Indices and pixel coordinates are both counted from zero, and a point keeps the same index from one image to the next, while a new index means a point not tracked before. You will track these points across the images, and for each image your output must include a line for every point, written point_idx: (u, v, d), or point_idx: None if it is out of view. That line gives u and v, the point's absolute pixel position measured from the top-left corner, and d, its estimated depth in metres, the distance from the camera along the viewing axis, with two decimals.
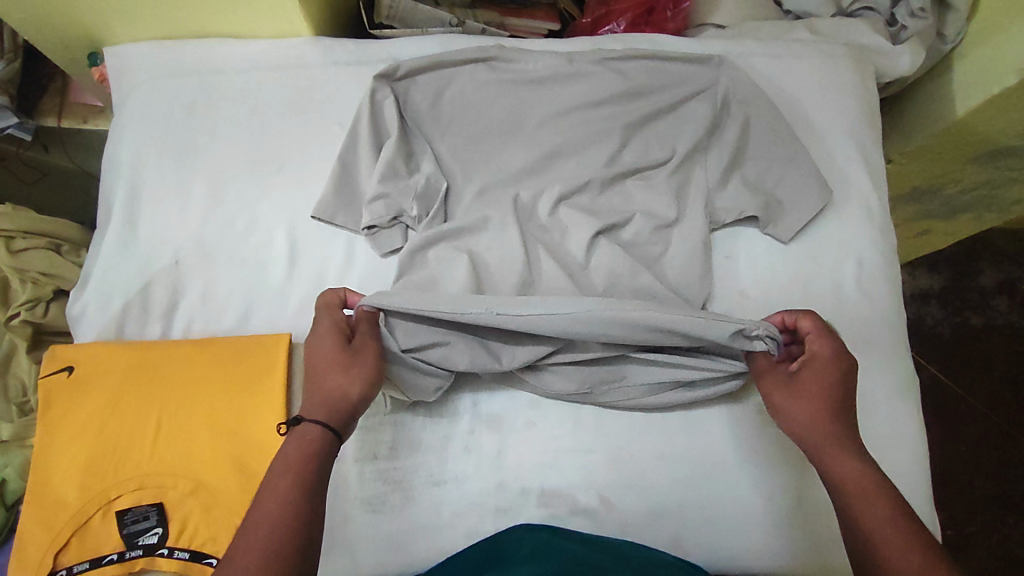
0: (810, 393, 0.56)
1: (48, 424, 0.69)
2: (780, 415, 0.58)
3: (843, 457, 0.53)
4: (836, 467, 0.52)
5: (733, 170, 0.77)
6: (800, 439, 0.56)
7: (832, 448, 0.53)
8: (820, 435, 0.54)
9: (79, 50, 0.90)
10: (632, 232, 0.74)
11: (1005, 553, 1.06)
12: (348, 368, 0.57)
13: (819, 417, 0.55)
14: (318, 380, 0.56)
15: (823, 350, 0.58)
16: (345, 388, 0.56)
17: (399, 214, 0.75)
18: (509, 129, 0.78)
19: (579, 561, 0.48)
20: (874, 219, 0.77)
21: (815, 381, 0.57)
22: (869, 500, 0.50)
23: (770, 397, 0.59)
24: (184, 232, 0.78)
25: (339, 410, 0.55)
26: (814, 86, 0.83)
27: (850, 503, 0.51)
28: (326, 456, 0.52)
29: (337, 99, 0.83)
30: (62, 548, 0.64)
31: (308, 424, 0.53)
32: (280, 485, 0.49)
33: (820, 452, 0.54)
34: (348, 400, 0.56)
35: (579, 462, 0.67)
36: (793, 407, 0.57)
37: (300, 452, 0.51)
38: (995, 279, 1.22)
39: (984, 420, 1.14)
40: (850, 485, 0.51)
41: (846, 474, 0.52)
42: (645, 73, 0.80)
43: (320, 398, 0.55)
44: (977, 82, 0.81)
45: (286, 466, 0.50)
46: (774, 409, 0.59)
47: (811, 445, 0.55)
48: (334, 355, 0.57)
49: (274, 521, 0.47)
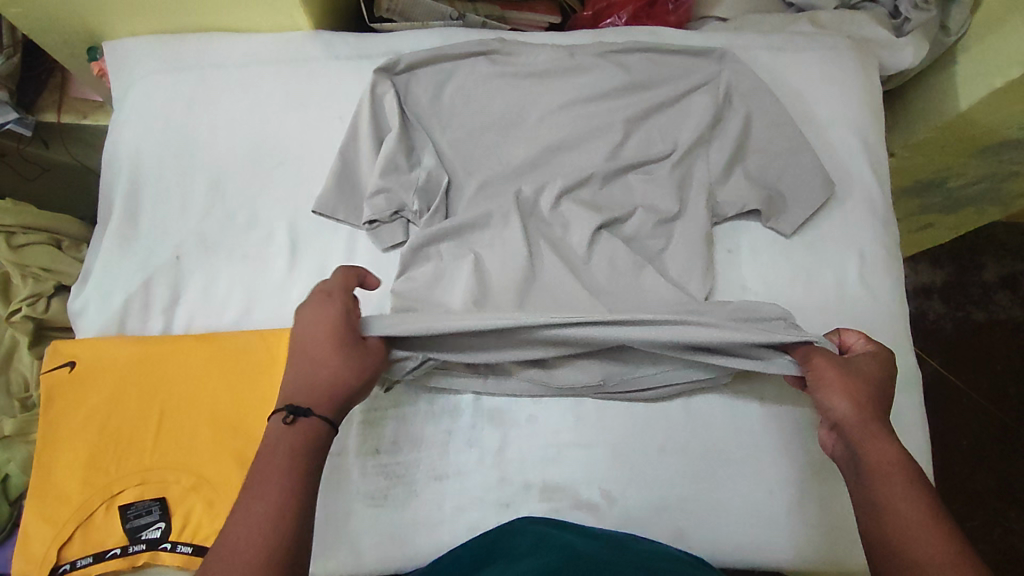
0: (866, 379, 0.55)
1: (52, 419, 0.69)
2: (823, 389, 0.55)
3: (885, 438, 0.51)
4: (878, 447, 0.50)
5: (735, 164, 0.76)
6: (841, 413, 0.53)
7: (878, 430, 0.51)
8: (867, 414, 0.52)
9: (78, 44, 0.90)
10: (633, 227, 0.74)
11: (1006, 547, 1.06)
12: (359, 363, 0.57)
13: (872, 399, 0.54)
14: (331, 371, 0.55)
15: (872, 353, 0.59)
16: (354, 383, 0.56)
17: (400, 209, 0.75)
18: (510, 122, 0.78)
19: (581, 554, 0.47)
20: (877, 213, 0.77)
21: (870, 371, 0.56)
22: (905, 485, 0.48)
23: (817, 372, 0.57)
24: (185, 227, 0.78)
25: (343, 404, 0.55)
26: (816, 79, 0.82)
27: (886, 483, 0.48)
28: (322, 448, 0.52)
29: (338, 92, 0.83)
30: (66, 542, 0.64)
31: (315, 417, 0.53)
32: (272, 482, 0.48)
33: (864, 430, 0.52)
34: (352, 396, 0.56)
35: (581, 456, 0.67)
36: (844, 384, 0.54)
37: (293, 449, 0.50)
38: (997, 273, 1.22)
39: (985, 414, 1.14)
40: (890, 468, 0.49)
41: (889, 453, 0.50)
42: (647, 66, 0.79)
43: (330, 390, 0.55)
44: (980, 75, 0.81)
45: (280, 463, 0.49)
46: (817, 383, 0.56)
47: (854, 421, 0.52)
48: (348, 347, 0.57)
49: (268, 519, 0.46)
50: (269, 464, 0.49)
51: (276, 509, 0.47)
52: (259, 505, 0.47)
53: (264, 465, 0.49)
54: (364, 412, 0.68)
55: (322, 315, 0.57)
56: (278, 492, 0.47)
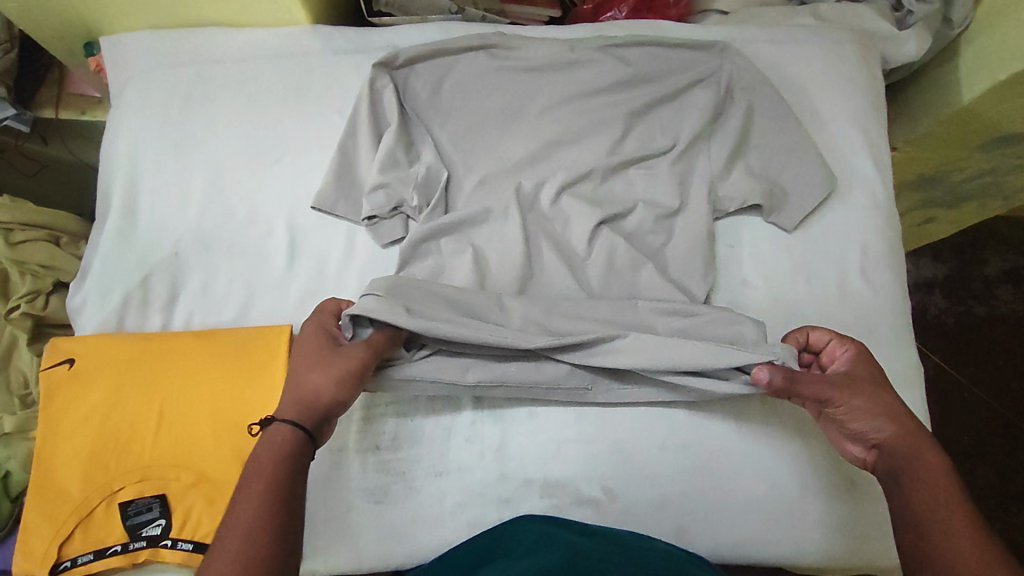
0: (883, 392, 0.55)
1: (51, 416, 0.69)
2: (854, 413, 0.54)
3: (924, 453, 0.52)
4: (920, 464, 0.51)
5: (737, 158, 0.76)
6: (883, 435, 0.53)
7: (919, 442, 0.52)
8: (904, 433, 0.53)
9: (75, 40, 0.89)
10: (634, 222, 0.73)
11: (1008, 542, 1.06)
12: (330, 367, 0.56)
13: (902, 411, 0.54)
14: (300, 381, 0.56)
15: (852, 354, 0.58)
16: (322, 389, 0.55)
17: (400, 204, 0.75)
18: (510, 117, 0.77)
19: (582, 553, 0.47)
20: (879, 208, 0.76)
21: (880, 378, 0.56)
22: (946, 499, 0.49)
23: (840, 400, 0.54)
24: (183, 223, 0.78)
25: (314, 412, 0.55)
26: (817, 73, 0.82)
27: (936, 501, 0.49)
28: (297, 461, 0.52)
29: (337, 87, 0.83)
30: (66, 540, 0.64)
31: (279, 430, 0.53)
32: (254, 489, 0.49)
33: (906, 447, 0.52)
34: (326, 404, 0.55)
35: (581, 453, 0.66)
36: (875, 404, 0.53)
37: (275, 455, 0.51)
38: (1000, 267, 1.21)
39: (987, 409, 1.14)
40: (934, 481, 0.50)
41: (930, 469, 0.51)
42: (648, 60, 0.79)
43: (296, 399, 0.55)
44: (983, 68, 0.80)
45: (260, 469, 0.51)
46: (845, 411, 0.54)
47: (897, 440, 0.52)
48: (319, 356, 0.57)
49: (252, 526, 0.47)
50: (256, 473, 0.50)
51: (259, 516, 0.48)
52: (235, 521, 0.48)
53: (251, 473, 0.51)
54: (364, 408, 0.68)
55: (304, 332, 0.60)
56: (260, 497, 0.49)
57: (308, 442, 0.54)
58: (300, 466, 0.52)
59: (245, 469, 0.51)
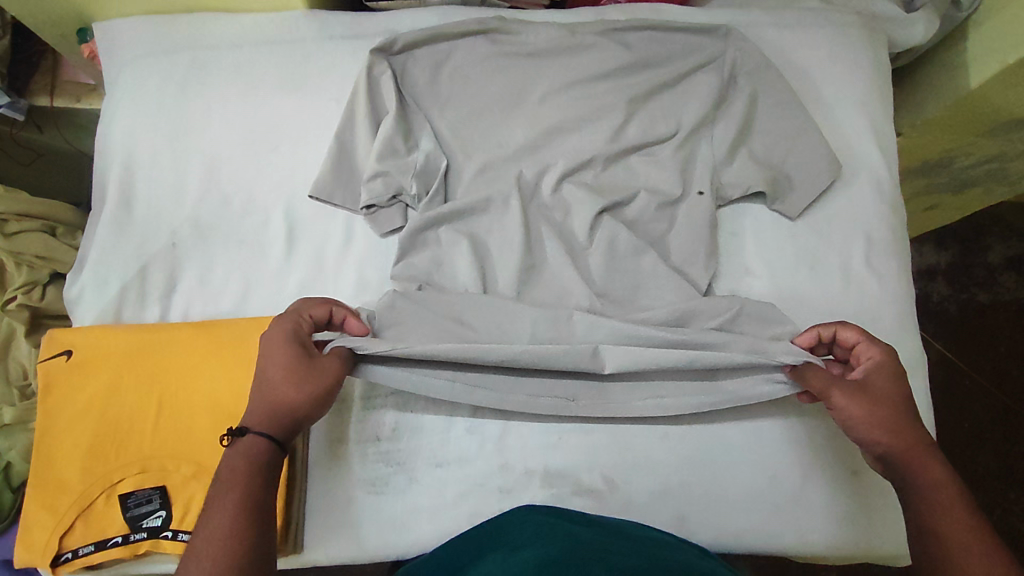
0: (894, 406, 0.55)
1: (51, 407, 0.68)
2: (854, 423, 0.56)
3: (926, 464, 0.52)
4: (922, 473, 0.52)
5: (741, 145, 0.75)
6: (882, 447, 0.54)
7: (918, 454, 0.53)
8: (906, 443, 0.53)
9: (68, 26, 0.88)
10: (635, 211, 0.73)
11: (1006, 528, 1.06)
12: (301, 380, 0.56)
13: (909, 426, 0.54)
14: (268, 389, 0.56)
15: (875, 364, 0.57)
16: (293, 399, 0.56)
17: (398, 193, 0.74)
18: (509, 104, 0.76)
19: (585, 546, 0.46)
20: (884, 195, 0.75)
21: (889, 390, 0.56)
22: (949, 506, 0.49)
23: (834, 400, 0.57)
24: (179, 213, 0.77)
25: (281, 421, 0.55)
26: (824, 57, 0.80)
27: (942, 511, 0.49)
28: (266, 468, 0.53)
29: (334, 74, 0.81)
30: (67, 531, 0.64)
31: (251, 436, 0.54)
32: (229, 497, 0.50)
33: (906, 458, 0.53)
34: (296, 412, 0.56)
35: (580, 443, 0.66)
36: (874, 415, 0.55)
37: (246, 464, 0.52)
38: (1003, 254, 1.20)
39: (988, 396, 1.13)
40: (934, 492, 0.50)
41: (932, 479, 0.51)
42: (650, 45, 0.77)
43: (266, 411, 0.55)
44: (991, 51, 0.78)
45: (230, 478, 0.52)
46: (845, 419, 0.56)
47: (896, 451, 0.54)
48: (293, 366, 0.56)
49: (223, 532, 0.48)
50: (230, 480, 0.51)
51: (233, 522, 0.49)
52: (211, 524, 0.49)
53: (222, 480, 0.52)
54: (364, 400, 0.68)
55: (267, 339, 0.58)
56: (235, 506, 0.50)
57: (280, 449, 0.55)
58: (269, 474, 0.53)
59: (216, 475, 0.53)
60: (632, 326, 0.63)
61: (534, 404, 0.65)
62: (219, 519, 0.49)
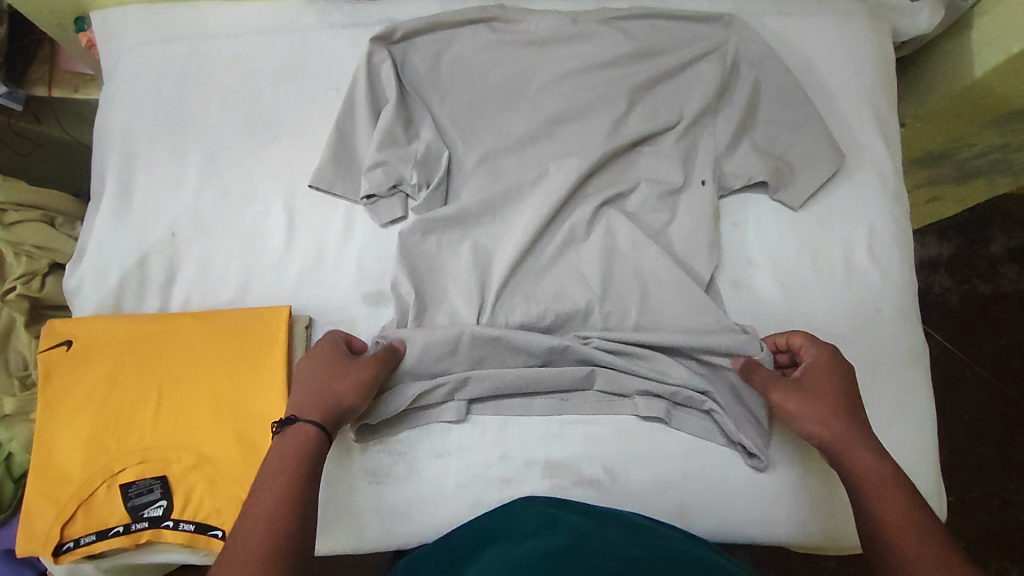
0: (826, 397, 0.57)
1: (51, 397, 0.68)
2: (793, 418, 0.58)
3: (859, 451, 0.53)
4: (857, 461, 0.53)
5: (743, 135, 0.74)
6: (818, 438, 0.56)
7: (853, 444, 0.54)
8: (840, 432, 0.55)
9: (66, 14, 0.88)
10: (638, 202, 0.72)
11: (1006, 519, 1.06)
12: (349, 376, 0.59)
13: (841, 416, 0.56)
14: (322, 385, 0.58)
15: (817, 359, 0.60)
16: (341, 392, 0.58)
17: (399, 182, 0.73)
18: (509, 93, 0.76)
19: (589, 536, 0.46)
20: (887, 185, 0.75)
21: (825, 385, 0.58)
22: (885, 490, 0.49)
23: (773, 392, 0.60)
24: (179, 203, 0.77)
25: (329, 411, 0.57)
26: (827, 46, 0.80)
27: (880, 496, 0.49)
28: (314, 460, 0.53)
29: (334, 63, 0.80)
30: (68, 521, 0.64)
31: (301, 424, 0.55)
32: (275, 483, 0.50)
33: (838, 448, 0.54)
34: (342, 400, 0.58)
35: (580, 434, 0.66)
36: (809, 406, 0.57)
37: (295, 453, 0.53)
38: (1005, 246, 1.20)
39: (990, 388, 1.13)
40: (869, 477, 0.51)
41: (867, 466, 0.52)
42: (652, 33, 0.76)
43: (317, 401, 0.57)
44: (996, 40, 0.77)
45: (281, 466, 0.51)
46: (785, 414, 0.59)
47: (830, 443, 0.55)
48: (336, 363, 0.60)
49: (269, 518, 0.47)
50: (276, 468, 0.51)
51: (276, 511, 0.48)
52: (254, 511, 0.48)
53: (268, 468, 0.52)
54: None
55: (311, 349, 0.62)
56: (281, 495, 0.49)
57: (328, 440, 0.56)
58: (316, 467, 0.53)
59: (263, 465, 0.52)
60: (616, 353, 0.66)
61: (529, 414, 0.67)
62: (264, 508, 0.48)
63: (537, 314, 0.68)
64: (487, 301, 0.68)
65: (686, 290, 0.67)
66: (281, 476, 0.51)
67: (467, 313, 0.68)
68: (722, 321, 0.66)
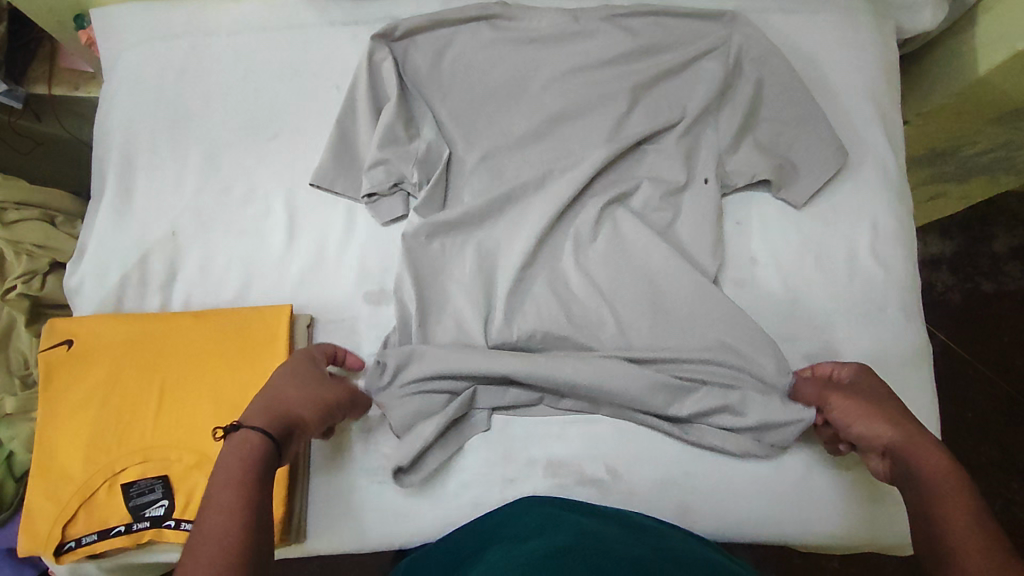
0: (882, 401, 0.58)
1: (53, 396, 0.68)
2: (851, 422, 0.58)
3: (925, 451, 0.53)
4: (925, 460, 0.52)
5: (746, 133, 0.74)
6: (883, 438, 0.55)
7: (919, 445, 0.53)
8: (905, 433, 0.55)
9: (65, 12, 0.87)
10: (642, 200, 0.72)
11: (1009, 518, 1.05)
12: (308, 395, 0.59)
13: (901, 418, 0.56)
14: (278, 395, 0.57)
15: (859, 373, 0.61)
16: (294, 405, 0.57)
17: (400, 180, 0.73)
18: (511, 91, 0.75)
19: (592, 536, 0.46)
20: (890, 183, 0.74)
21: (877, 393, 0.59)
22: (954, 491, 0.49)
23: (831, 401, 0.60)
24: (180, 202, 0.76)
25: (280, 420, 0.56)
26: (829, 43, 0.79)
27: (949, 498, 0.48)
28: (262, 466, 0.52)
29: (334, 60, 0.80)
30: (69, 521, 0.64)
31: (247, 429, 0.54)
32: (226, 496, 0.49)
33: (909, 449, 0.53)
34: (296, 414, 0.57)
35: (583, 434, 0.66)
36: (870, 410, 0.57)
37: (241, 461, 0.51)
38: (1008, 244, 1.19)
39: (992, 387, 1.13)
40: (938, 477, 0.50)
41: (934, 466, 0.51)
42: (655, 30, 0.76)
43: (267, 409, 0.56)
44: (1000, 37, 0.77)
45: (227, 477, 0.50)
46: (843, 418, 0.58)
47: (895, 446, 0.54)
48: (300, 379, 0.60)
49: (219, 533, 0.46)
50: (224, 481, 0.50)
51: (225, 524, 0.47)
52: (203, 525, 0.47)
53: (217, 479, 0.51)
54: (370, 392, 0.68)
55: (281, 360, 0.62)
56: (231, 508, 0.48)
57: (276, 446, 0.54)
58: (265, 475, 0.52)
59: (211, 478, 0.51)
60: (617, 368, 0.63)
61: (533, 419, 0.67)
62: (214, 522, 0.47)
63: (539, 314, 0.67)
64: (488, 301, 0.68)
65: (689, 290, 0.67)
66: (228, 489, 0.49)
67: (469, 312, 0.68)
68: (738, 319, 0.66)
